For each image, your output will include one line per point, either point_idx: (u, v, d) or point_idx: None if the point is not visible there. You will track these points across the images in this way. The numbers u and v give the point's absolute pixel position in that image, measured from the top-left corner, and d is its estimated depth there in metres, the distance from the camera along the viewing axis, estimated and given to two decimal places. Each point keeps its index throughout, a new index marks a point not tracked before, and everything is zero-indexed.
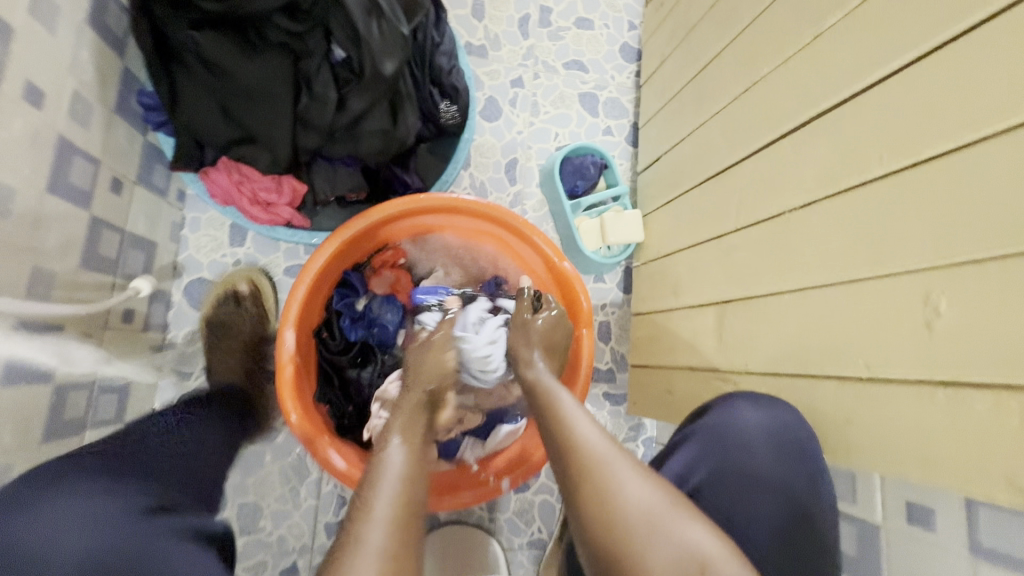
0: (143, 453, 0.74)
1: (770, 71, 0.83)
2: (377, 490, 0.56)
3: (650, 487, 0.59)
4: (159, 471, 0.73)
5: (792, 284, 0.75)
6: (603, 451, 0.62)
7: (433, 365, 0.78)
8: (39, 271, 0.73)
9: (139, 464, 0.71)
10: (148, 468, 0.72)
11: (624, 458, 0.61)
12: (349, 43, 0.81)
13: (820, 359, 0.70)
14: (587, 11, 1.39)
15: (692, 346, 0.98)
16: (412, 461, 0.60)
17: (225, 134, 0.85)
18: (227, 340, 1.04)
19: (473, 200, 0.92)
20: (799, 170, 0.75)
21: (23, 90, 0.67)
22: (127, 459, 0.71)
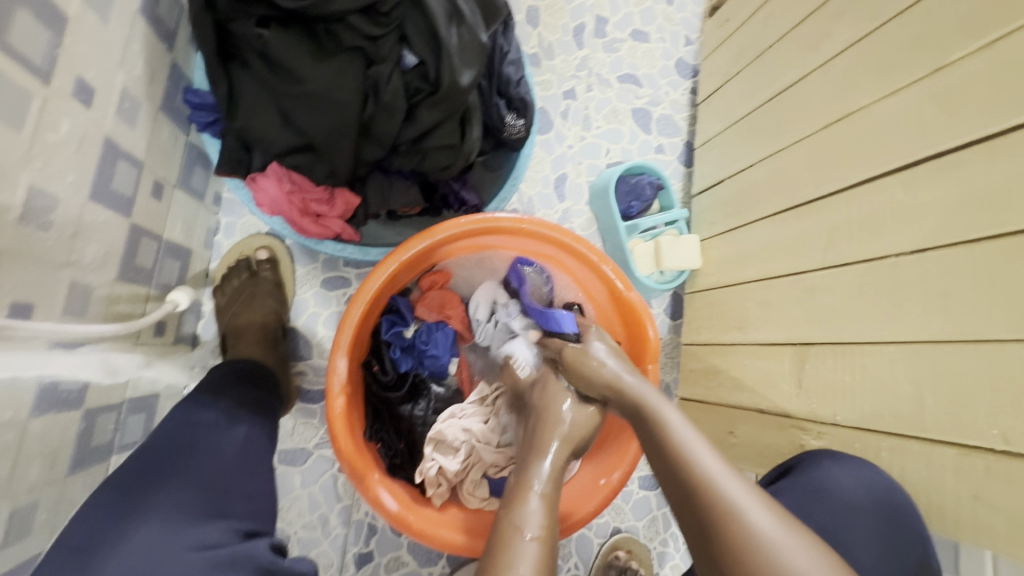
0: (171, 485, 0.61)
1: (872, 101, 0.78)
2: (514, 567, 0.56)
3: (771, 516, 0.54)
4: (198, 506, 0.60)
5: (900, 334, 0.69)
6: (733, 495, 0.56)
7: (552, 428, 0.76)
8: (77, 285, 0.66)
9: (170, 507, 0.59)
10: (187, 508, 0.60)
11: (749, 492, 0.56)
12: (424, 50, 0.75)
13: (935, 420, 0.65)
14: (644, 22, 1.32)
15: (762, 388, 0.92)
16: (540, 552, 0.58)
17: (280, 143, 0.78)
18: (248, 301, 0.98)
19: (537, 222, 0.87)
20: (919, 212, 0.69)
21: (72, 87, 0.60)
22: (156, 507, 0.58)
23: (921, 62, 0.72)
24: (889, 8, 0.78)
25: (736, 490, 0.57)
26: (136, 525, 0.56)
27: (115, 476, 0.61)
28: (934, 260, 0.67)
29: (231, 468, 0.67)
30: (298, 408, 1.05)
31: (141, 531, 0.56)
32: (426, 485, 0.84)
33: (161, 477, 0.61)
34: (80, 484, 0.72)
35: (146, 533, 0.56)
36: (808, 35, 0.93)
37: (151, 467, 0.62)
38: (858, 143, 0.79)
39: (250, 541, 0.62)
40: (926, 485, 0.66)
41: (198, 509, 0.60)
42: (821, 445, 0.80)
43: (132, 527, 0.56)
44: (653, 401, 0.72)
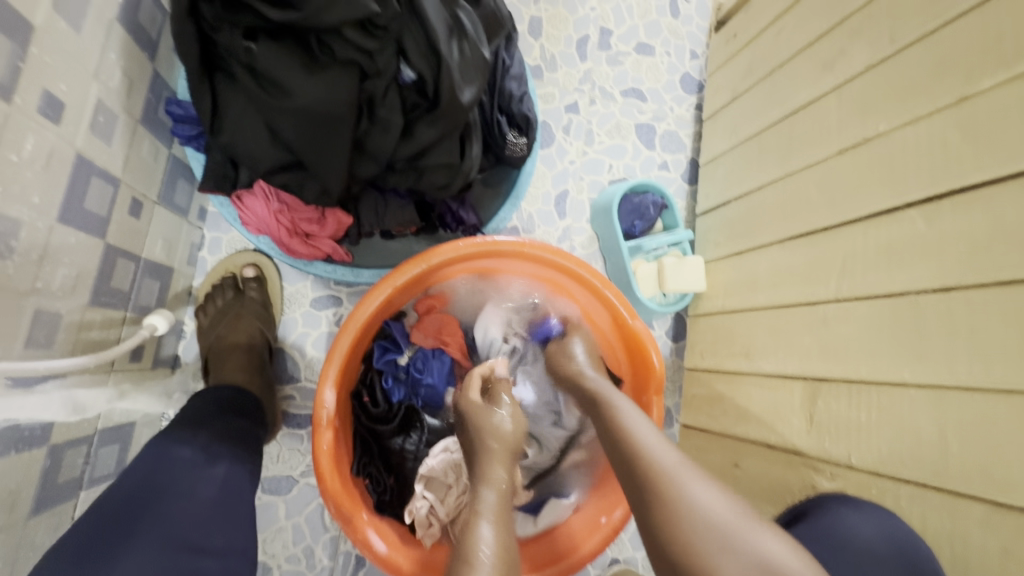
0: (132, 550, 0.55)
1: (892, 128, 0.75)
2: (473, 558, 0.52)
3: (726, 499, 0.52)
4: (162, 572, 0.55)
5: (922, 376, 0.66)
6: (676, 473, 0.55)
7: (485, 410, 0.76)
8: (43, 314, 0.61)
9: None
10: (149, 575, 0.54)
11: (695, 470, 0.55)
12: (423, 65, 0.71)
13: (960, 470, 0.61)
14: (649, 35, 1.29)
15: (771, 421, 0.88)
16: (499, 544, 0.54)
17: (268, 158, 0.73)
18: (233, 322, 0.93)
19: (539, 246, 0.83)
20: (943, 247, 0.66)
21: (38, 101, 0.55)
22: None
23: (945, 90, 0.68)
24: (910, 31, 0.75)
25: (681, 467, 0.56)
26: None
27: (79, 533, 0.56)
28: (960, 299, 0.63)
29: (204, 522, 0.61)
30: (284, 434, 1.00)
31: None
32: (415, 526, 0.79)
33: (123, 539, 0.56)
34: (45, 526, 0.67)
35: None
36: (821, 55, 0.90)
37: (113, 525, 0.57)
38: (877, 171, 0.76)
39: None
40: (950, 538, 0.62)
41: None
42: (835, 486, 0.76)
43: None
44: (607, 392, 0.72)
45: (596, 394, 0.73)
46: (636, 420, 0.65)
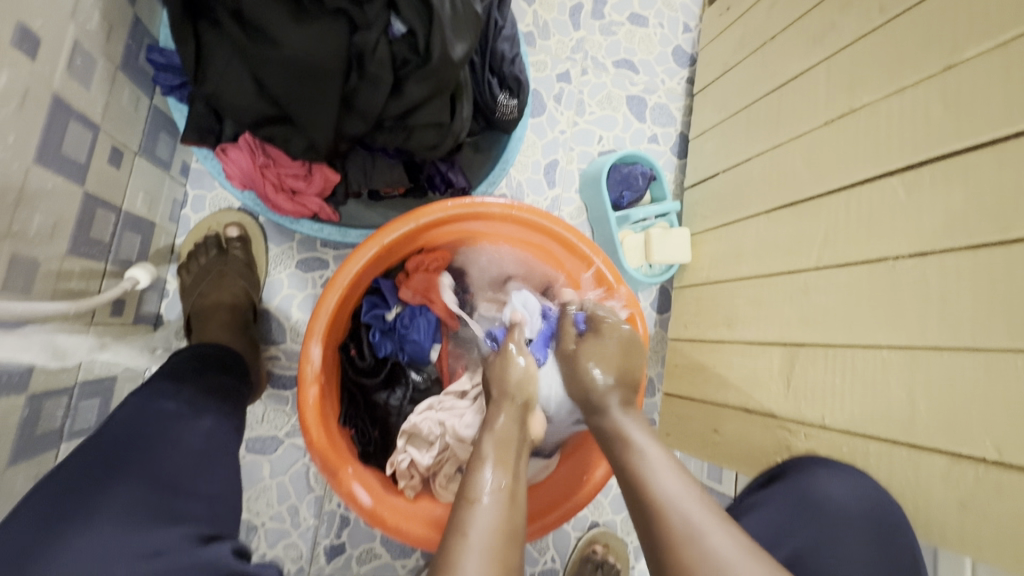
0: (121, 487, 0.56)
1: (878, 99, 0.76)
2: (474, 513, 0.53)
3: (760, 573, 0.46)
4: (152, 508, 0.56)
5: (896, 339, 0.68)
6: (693, 517, 0.50)
7: (510, 388, 0.71)
8: (20, 259, 0.60)
9: (122, 509, 0.54)
10: (140, 509, 0.55)
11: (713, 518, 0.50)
12: (414, 19, 0.71)
13: (925, 428, 0.64)
14: (642, 6, 1.28)
15: (749, 387, 0.90)
16: (499, 498, 0.55)
17: (253, 110, 0.72)
18: (217, 280, 0.92)
19: (528, 211, 0.83)
20: (919, 215, 0.68)
21: (13, 35, 0.53)
22: (104, 510, 0.53)
23: (930, 60, 0.69)
24: (900, 1, 0.75)
25: (695, 509, 0.51)
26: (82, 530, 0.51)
27: (66, 468, 0.56)
28: (934, 264, 0.65)
29: (191, 469, 0.63)
30: (268, 395, 1.00)
31: (87, 536, 0.51)
32: (398, 477, 0.82)
33: (109, 477, 0.56)
34: (24, 474, 0.67)
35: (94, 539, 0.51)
36: (812, 27, 0.90)
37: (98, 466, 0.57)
38: (862, 142, 0.77)
39: (211, 545, 0.59)
40: (914, 492, 0.65)
41: (150, 513, 0.56)
42: (807, 447, 0.79)
43: (76, 531, 0.51)
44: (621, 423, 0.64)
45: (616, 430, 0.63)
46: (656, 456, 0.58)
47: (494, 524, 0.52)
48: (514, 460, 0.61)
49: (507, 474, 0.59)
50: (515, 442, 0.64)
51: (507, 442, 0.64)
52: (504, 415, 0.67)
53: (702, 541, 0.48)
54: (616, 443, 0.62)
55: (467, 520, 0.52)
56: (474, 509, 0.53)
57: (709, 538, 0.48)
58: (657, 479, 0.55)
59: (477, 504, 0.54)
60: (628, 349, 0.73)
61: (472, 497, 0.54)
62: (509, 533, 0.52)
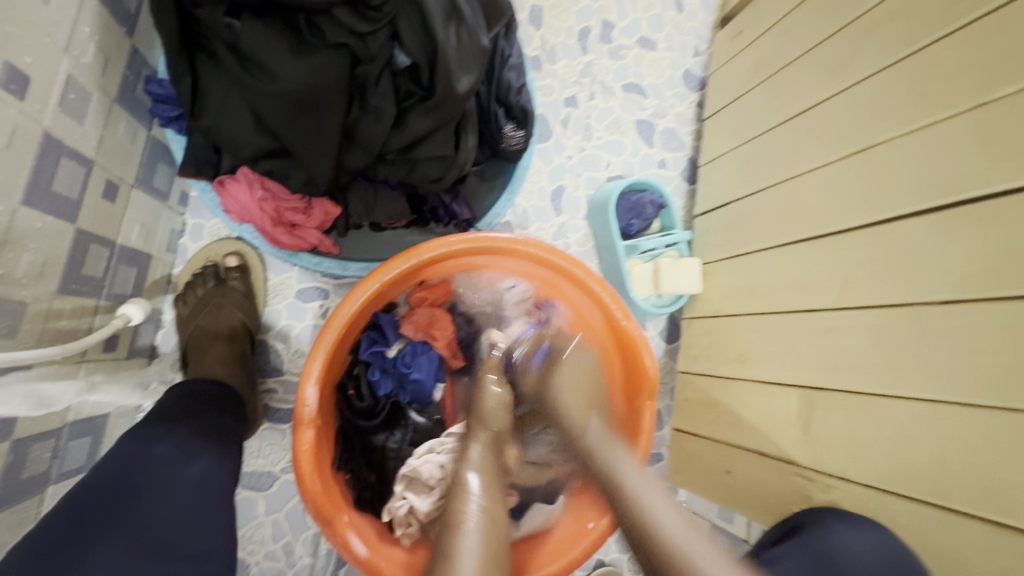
0: (102, 553, 0.52)
1: (901, 134, 0.73)
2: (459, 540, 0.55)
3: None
4: (132, 574, 0.53)
5: (924, 390, 0.64)
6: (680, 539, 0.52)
7: (489, 417, 0.77)
8: (5, 303, 0.57)
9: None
10: None
11: (704, 540, 0.52)
12: (418, 51, 0.68)
13: (957, 488, 0.60)
14: (652, 29, 1.26)
15: (764, 429, 0.86)
16: (484, 517, 0.58)
17: (252, 145, 0.70)
18: (213, 313, 0.90)
19: (536, 245, 0.81)
20: (948, 259, 0.65)
21: (1, 74, 0.51)
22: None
23: (958, 97, 0.66)
24: (923, 34, 0.72)
25: (680, 531, 0.53)
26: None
27: (48, 535, 0.53)
28: (965, 313, 0.62)
29: (180, 523, 0.59)
30: (265, 429, 0.97)
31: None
32: (394, 525, 0.78)
33: (94, 541, 0.53)
34: (7, 523, 0.64)
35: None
36: (829, 57, 0.87)
37: (80, 530, 0.54)
38: (883, 179, 0.74)
39: None
40: (946, 557, 0.61)
41: None
42: (828, 498, 0.75)
43: None
44: (602, 445, 0.68)
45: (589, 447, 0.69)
46: (641, 485, 0.61)
47: (476, 548, 0.54)
48: (494, 487, 0.65)
49: (486, 495, 0.62)
50: (498, 475, 0.67)
51: (488, 470, 0.67)
52: (482, 441, 0.72)
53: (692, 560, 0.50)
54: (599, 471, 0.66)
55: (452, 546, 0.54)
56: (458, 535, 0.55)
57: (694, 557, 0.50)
58: (658, 518, 0.55)
59: (466, 527, 0.56)
60: (591, 371, 0.86)
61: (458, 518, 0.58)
62: (490, 557, 0.54)
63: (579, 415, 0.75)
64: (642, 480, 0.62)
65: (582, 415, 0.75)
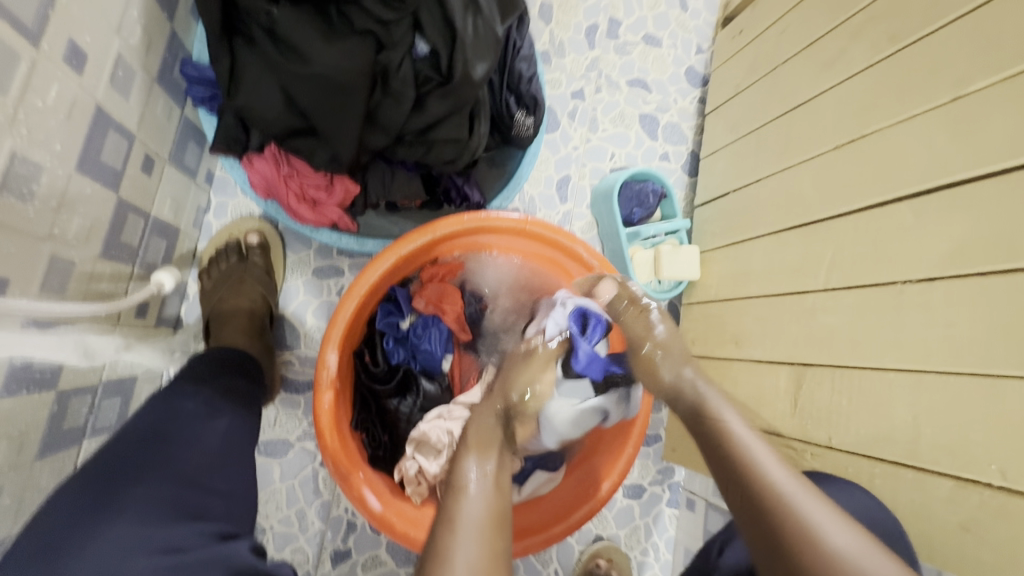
0: (143, 485, 0.57)
1: (887, 125, 0.78)
2: (460, 502, 0.59)
3: (849, 528, 0.53)
4: (166, 505, 0.58)
5: (903, 362, 0.69)
6: (790, 490, 0.56)
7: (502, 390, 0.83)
8: (57, 262, 0.63)
9: (142, 505, 0.56)
10: (160, 505, 0.57)
11: (812, 495, 0.56)
12: (438, 40, 0.73)
13: (931, 451, 0.64)
14: (657, 27, 1.30)
15: (756, 405, 0.91)
16: (487, 483, 0.63)
17: (281, 123, 0.75)
18: (236, 286, 0.94)
19: (543, 226, 0.86)
20: (926, 241, 0.69)
21: (64, 50, 0.57)
22: (127, 507, 0.55)
23: (939, 89, 0.71)
24: (910, 32, 0.77)
25: (787, 481, 0.58)
26: (105, 524, 0.53)
27: (87, 470, 0.57)
28: (941, 290, 0.66)
29: (208, 467, 0.64)
30: (281, 399, 1.02)
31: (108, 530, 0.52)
32: (404, 483, 0.83)
33: (130, 473, 0.58)
34: (49, 469, 0.69)
35: (115, 533, 0.53)
36: (823, 53, 0.92)
37: (120, 464, 0.59)
38: (870, 167, 0.79)
39: (229, 541, 0.60)
40: (920, 515, 0.65)
41: (170, 511, 0.58)
42: (813, 467, 0.80)
43: (99, 523, 0.53)
44: (713, 401, 0.72)
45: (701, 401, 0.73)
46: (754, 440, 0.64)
47: (482, 509, 0.58)
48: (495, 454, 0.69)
49: (491, 463, 0.67)
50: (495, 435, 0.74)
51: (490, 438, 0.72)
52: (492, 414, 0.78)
53: (801, 508, 0.55)
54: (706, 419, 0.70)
55: (455, 507, 0.58)
56: (462, 497, 0.60)
57: (829, 536, 0.52)
58: (767, 467, 0.60)
59: (466, 490, 0.61)
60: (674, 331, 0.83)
61: (460, 484, 0.62)
62: (497, 518, 0.59)
63: (668, 368, 0.78)
64: (768, 455, 0.62)
65: (674, 372, 0.77)
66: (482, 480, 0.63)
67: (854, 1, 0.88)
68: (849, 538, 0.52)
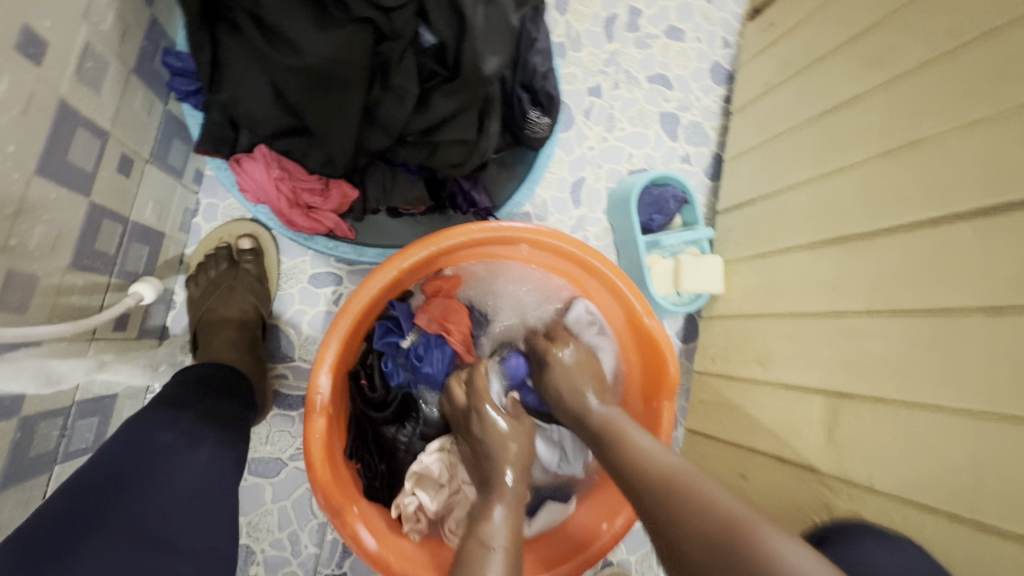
0: (100, 540, 0.51)
1: (946, 132, 0.70)
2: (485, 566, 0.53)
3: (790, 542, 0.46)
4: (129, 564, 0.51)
5: (961, 401, 0.61)
6: (680, 471, 0.57)
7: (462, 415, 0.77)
8: (16, 276, 0.56)
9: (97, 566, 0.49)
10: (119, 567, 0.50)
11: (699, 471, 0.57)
12: (445, 29, 0.65)
13: (994, 504, 0.57)
14: (680, 19, 1.22)
15: (785, 435, 0.84)
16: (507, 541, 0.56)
17: (270, 122, 0.68)
18: (224, 295, 0.88)
19: (559, 237, 0.78)
20: (992, 264, 0.62)
21: (17, 38, 0.50)
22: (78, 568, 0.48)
23: (1010, 93, 0.63)
24: (976, 27, 0.69)
25: (682, 469, 0.57)
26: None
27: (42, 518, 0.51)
28: (1009, 321, 0.59)
29: (183, 510, 0.57)
30: (274, 415, 0.96)
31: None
32: (402, 520, 0.75)
33: (89, 527, 0.51)
34: (13, 501, 0.63)
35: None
36: (869, 49, 0.84)
37: (77, 515, 0.52)
38: (924, 179, 0.71)
39: None
40: None
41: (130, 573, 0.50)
42: (850, 508, 0.73)
43: None
44: (622, 423, 0.70)
45: (607, 422, 0.71)
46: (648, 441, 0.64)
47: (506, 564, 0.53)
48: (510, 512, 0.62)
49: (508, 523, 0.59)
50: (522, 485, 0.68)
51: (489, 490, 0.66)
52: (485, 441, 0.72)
53: (715, 505, 0.51)
54: (614, 443, 0.67)
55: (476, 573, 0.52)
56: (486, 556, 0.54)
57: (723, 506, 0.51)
58: (638, 438, 0.66)
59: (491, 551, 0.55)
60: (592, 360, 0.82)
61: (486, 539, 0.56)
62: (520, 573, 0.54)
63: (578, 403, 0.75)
64: (685, 466, 0.58)
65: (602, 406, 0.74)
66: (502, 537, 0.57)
67: None
68: (804, 562, 0.44)
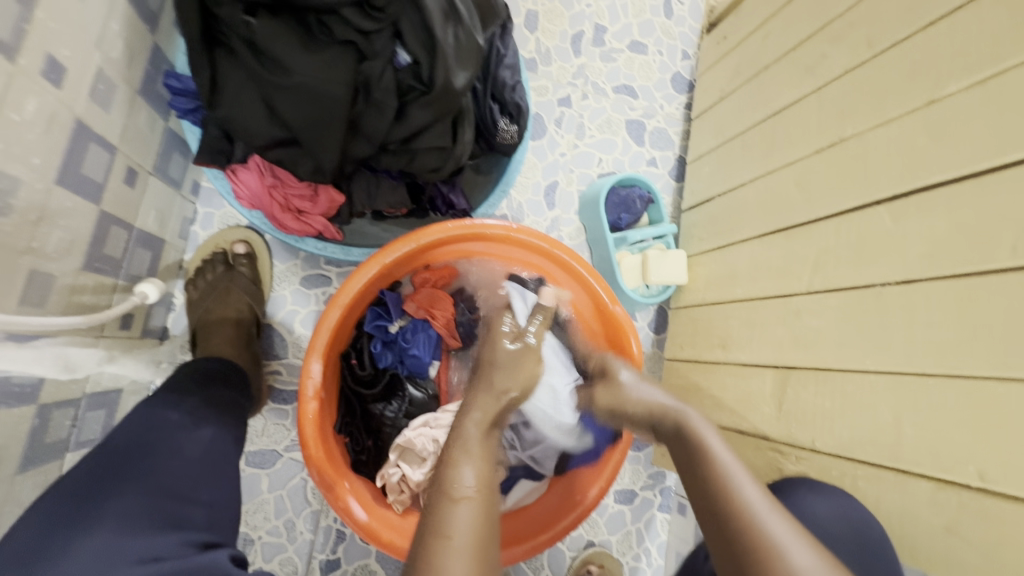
0: (125, 494, 0.57)
1: (866, 129, 0.79)
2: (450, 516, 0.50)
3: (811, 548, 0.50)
4: (151, 515, 0.58)
5: (885, 364, 0.69)
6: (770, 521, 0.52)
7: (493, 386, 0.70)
8: (36, 275, 0.62)
9: (118, 518, 0.55)
10: (141, 518, 0.57)
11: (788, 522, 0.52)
12: (418, 49, 0.73)
13: (912, 453, 0.65)
14: (642, 34, 1.32)
15: (742, 408, 0.91)
16: (478, 489, 0.54)
17: (264, 133, 0.75)
18: (221, 296, 0.95)
19: (532, 232, 0.86)
20: (903, 242, 0.70)
21: (42, 65, 0.57)
22: (103, 519, 0.55)
23: (915, 94, 0.72)
24: (889, 37, 0.78)
25: (776, 522, 0.52)
26: (76, 540, 0.52)
27: (74, 474, 0.58)
28: (920, 291, 0.67)
29: (191, 477, 0.64)
30: (270, 409, 1.02)
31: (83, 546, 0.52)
32: (387, 490, 0.83)
33: (113, 484, 0.58)
34: (31, 483, 0.68)
35: (88, 549, 0.52)
36: (804, 59, 0.93)
37: (98, 475, 0.58)
38: (850, 173, 0.79)
39: (209, 552, 0.60)
40: (902, 516, 0.66)
41: (153, 521, 0.57)
42: (798, 469, 0.80)
43: (77, 534, 0.53)
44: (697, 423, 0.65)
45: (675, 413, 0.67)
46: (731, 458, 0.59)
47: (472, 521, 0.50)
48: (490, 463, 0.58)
49: (483, 470, 0.56)
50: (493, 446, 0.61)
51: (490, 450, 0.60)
52: (478, 411, 0.65)
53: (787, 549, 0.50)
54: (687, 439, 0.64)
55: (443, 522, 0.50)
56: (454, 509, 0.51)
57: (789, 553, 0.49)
58: (740, 484, 0.56)
59: (460, 503, 0.52)
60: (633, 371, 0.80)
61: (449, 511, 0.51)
62: (486, 539, 0.50)
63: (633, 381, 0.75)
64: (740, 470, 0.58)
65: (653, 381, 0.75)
66: (471, 489, 0.53)
67: (834, 6, 0.89)
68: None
